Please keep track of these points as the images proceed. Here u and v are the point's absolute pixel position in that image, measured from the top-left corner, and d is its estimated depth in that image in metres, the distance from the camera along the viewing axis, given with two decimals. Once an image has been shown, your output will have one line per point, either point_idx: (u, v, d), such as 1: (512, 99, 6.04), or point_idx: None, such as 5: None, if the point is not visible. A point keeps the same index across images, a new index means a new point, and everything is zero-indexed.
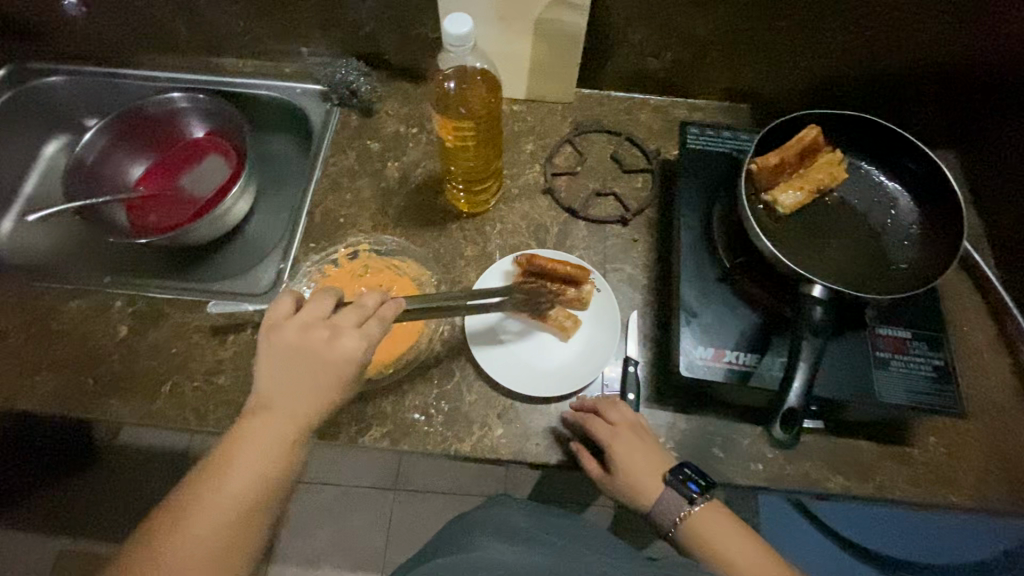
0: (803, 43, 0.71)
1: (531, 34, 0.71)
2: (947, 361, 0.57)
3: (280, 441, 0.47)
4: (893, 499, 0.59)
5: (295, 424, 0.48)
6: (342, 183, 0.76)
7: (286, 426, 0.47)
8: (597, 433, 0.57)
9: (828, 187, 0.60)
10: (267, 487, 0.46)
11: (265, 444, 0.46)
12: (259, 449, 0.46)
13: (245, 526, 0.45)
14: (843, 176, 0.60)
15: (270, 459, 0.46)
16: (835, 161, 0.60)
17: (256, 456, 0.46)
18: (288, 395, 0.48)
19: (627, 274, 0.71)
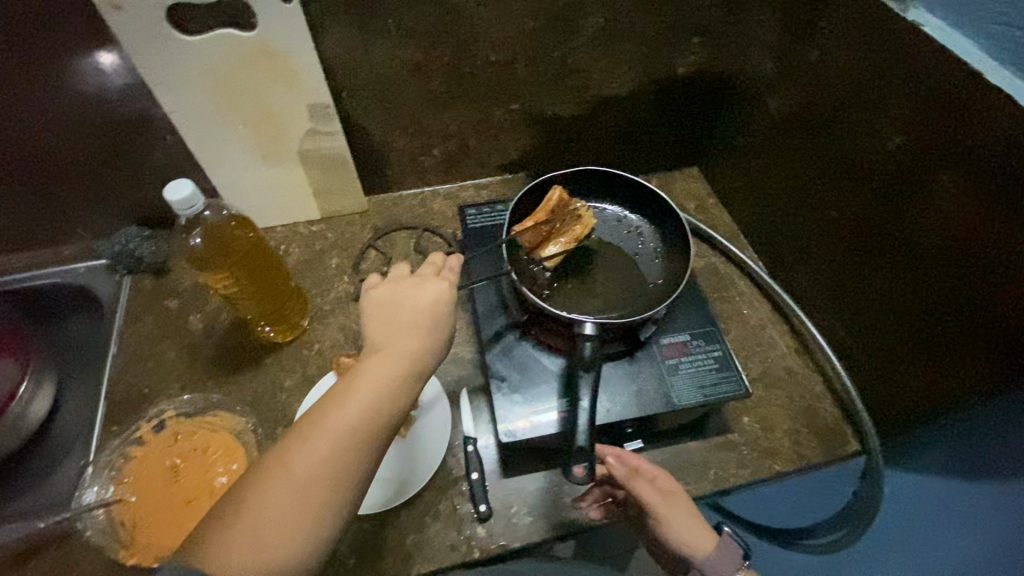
0: (542, 119, 0.80)
1: (299, 163, 0.76)
2: (723, 349, 0.64)
3: (389, 376, 0.48)
4: (731, 487, 0.63)
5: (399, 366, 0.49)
6: (143, 352, 0.72)
7: (391, 368, 0.48)
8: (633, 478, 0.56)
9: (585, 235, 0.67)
10: (382, 412, 0.46)
11: (371, 382, 0.47)
12: (360, 395, 0.46)
13: (326, 495, 0.43)
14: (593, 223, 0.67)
15: (371, 404, 0.46)
16: (586, 213, 0.67)
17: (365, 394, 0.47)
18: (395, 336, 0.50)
19: (451, 355, 0.73)
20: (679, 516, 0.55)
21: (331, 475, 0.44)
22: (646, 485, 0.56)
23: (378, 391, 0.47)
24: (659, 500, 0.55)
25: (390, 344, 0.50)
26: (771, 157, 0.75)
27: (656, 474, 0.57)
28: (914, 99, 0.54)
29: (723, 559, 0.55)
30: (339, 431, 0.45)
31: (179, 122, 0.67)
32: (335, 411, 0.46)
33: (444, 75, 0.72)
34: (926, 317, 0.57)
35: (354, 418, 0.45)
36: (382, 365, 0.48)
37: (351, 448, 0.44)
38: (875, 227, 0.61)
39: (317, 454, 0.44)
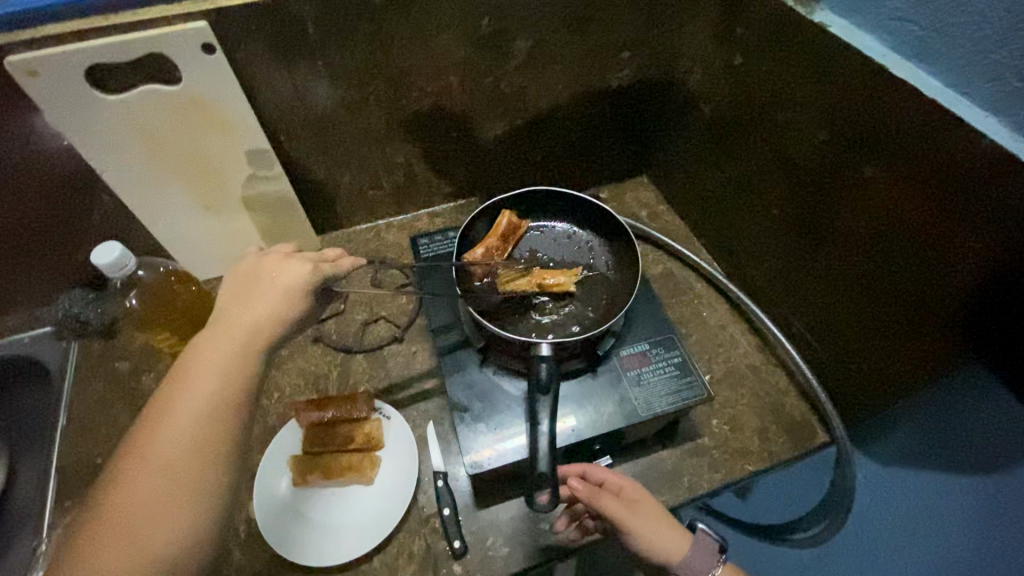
0: (486, 143, 0.81)
1: (244, 209, 0.75)
2: (683, 354, 0.64)
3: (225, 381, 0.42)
4: (706, 492, 0.63)
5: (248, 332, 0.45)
6: (94, 419, 0.70)
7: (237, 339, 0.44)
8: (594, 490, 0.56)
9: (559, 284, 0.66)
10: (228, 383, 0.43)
11: (202, 391, 0.42)
12: (189, 405, 0.41)
13: (176, 494, 0.39)
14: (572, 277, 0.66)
15: (204, 416, 0.41)
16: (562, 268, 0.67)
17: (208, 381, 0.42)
18: (223, 335, 0.44)
19: (415, 388, 0.72)
20: (649, 523, 0.55)
21: (173, 500, 0.39)
22: (611, 499, 0.55)
23: (212, 399, 0.42)
24: (626, 512, 0.54)
25: (216, 354, 0.44)
26: (711, 161, 0.77)
27: (615, 481, 0.58)
28: (830, 95, 0.56)
29: (700, 557, 0.55)
30: (170, 453, 0.40)
31: (112, 181, 0.66)
32: (160, 431, 0.40)
33: (380, 110, 0.72)
34: (871, 303, 0.58)
35: (186, 433, 0.40)
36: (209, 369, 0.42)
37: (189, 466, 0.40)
38: (813, 220, 0.63)
39: (146, 483, 0.39)
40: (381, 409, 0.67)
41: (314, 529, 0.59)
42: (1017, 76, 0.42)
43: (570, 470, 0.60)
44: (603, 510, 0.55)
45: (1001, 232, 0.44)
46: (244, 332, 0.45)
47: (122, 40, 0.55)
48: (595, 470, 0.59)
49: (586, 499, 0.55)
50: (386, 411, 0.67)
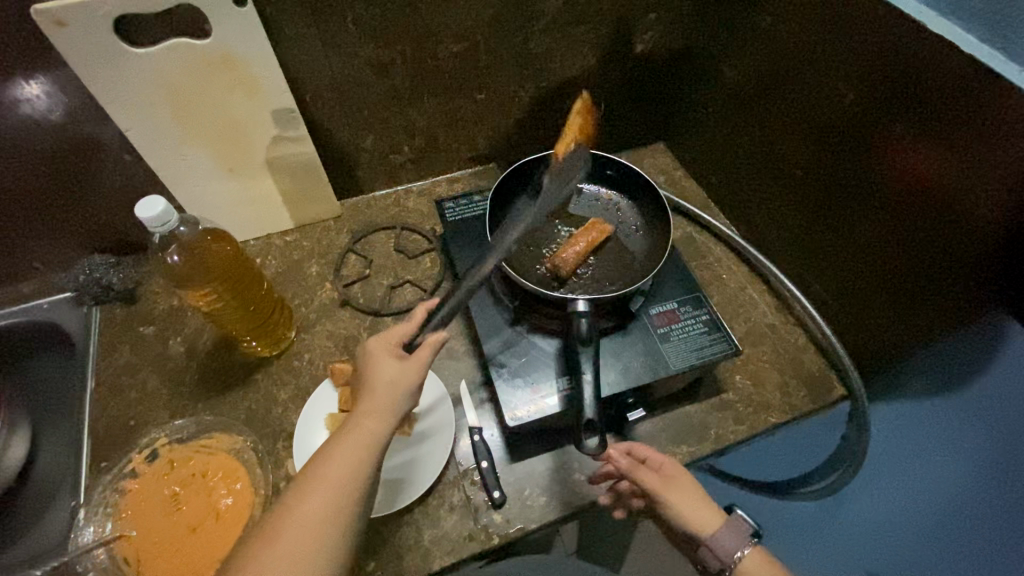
0: (507, 108, 0.81)
1: (268, 172, 0.74)
2: (710, 312, 0.66)
3: (359, 447, 0.47)
4: (731, 443, 0.66)
5: (374, 428, 0.48)
6: (122, 383, 0.69)
7: (363, 436, 0.47)
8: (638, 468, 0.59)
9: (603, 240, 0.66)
10: (358, 475, 0.45)
11: (319, 502, 0.43)
12: (305, 521, 0.42)
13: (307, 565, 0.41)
14: (609, 228, 0.67)
15: (315, 533, 0.42)
16: (599, 220, 0.68)
17: (338, 468, 0.45)
18: (335, 449, 0.46)
19: (444, 349, 0.72)
20: (682, 499, 0.58)
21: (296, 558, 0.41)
22: (650, 473, 0.59)
23: (325, 519, 0.43)
24: (661, 486, 0.58)
25: (362, 416, 0.49)
26: (733, 127, 0.78)
27: (663, 461, 0.60)
28: (860, 51, 0.57)
29: (730, 538, 0.56)
30: (316, 505, 0.43)
31: (135, 140, 0.65)
32: (318, 473, 0.45)
33: (406, 70, 0.71)
34: (894, 261, 0.60)
35: (335, 480, 0.44)
36: (322, 488, 0.44)
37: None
38: (839, 180, 0.64)
39: (282, 546, 0.41)
40: None
41: None
42: None
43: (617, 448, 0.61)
44: (641, 483, 0.59)
45: None
46: (387, 393, 0.50)
47: None
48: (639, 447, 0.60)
49: (625, 472, 0.59)
50: None
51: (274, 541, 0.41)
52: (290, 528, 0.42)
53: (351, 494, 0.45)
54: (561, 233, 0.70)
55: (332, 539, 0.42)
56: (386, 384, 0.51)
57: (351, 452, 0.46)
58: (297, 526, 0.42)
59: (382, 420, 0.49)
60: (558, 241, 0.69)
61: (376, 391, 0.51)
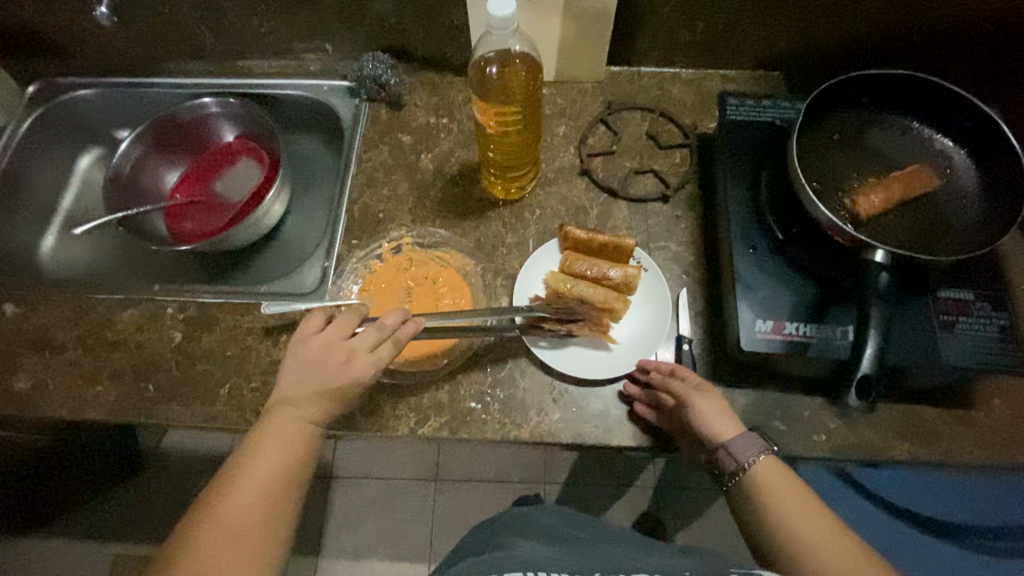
0: (837, 7, 0.70)
1: (562, 13, 0.70)
2: (1012, 321, 0.56)
3: (290, 441, 0.51)
4: (962, 464, 0.58)
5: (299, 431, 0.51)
6: (377, 178, 0.76)
7: (295, 433, 0.51)
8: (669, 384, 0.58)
9: (915, 195, 0.56)
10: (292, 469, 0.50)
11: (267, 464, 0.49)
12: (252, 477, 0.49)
13: (263, 518, 0.47)
14: (929, 182, 0.56)
15: (268, 502, 0.48)
16: (917, 172, 0.56)
17: (275, 454, 0.50)
18: (302, 408, 0.52)
19: (671, 252, 0.69)
20: (711, 409, 0.56)
21: (241, 530, 0.46)
22: (679, 383, 0.58)
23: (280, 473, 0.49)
24: (690, 392, 0.56)
25: (301, 400, 0.52)
26: None
27: (691, 374, 0.58)
28: None
29: (749, 441, 0.53)
30: (260, 480, 0.49)
31: None
32: (260, 454, 0.50)
33: None
34: None
35: (272, 468, 0.49)
36: (286, 443, 0.50)
37: (274, 502, 0.48)
38: None
39: (257, 488, 0.48)
40: (639, 259, 0.67)
41: (554, 337, 0.63)
42: None
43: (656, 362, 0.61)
44: (669, 393, 0.57)
45: None
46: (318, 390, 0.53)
47: None
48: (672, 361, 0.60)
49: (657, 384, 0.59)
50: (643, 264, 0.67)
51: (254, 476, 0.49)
52: (235, 496, 0.48)
53: (282, 481, 0.49)
54: (869, 170, 0.58)
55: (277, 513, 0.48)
56: (310, 382, 0.53)
57: (281, 445, 0.50)
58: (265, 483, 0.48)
59: (307, 418, 0.52)
60: (859, 183, 0.58)
61: (311, 382, 0.53)
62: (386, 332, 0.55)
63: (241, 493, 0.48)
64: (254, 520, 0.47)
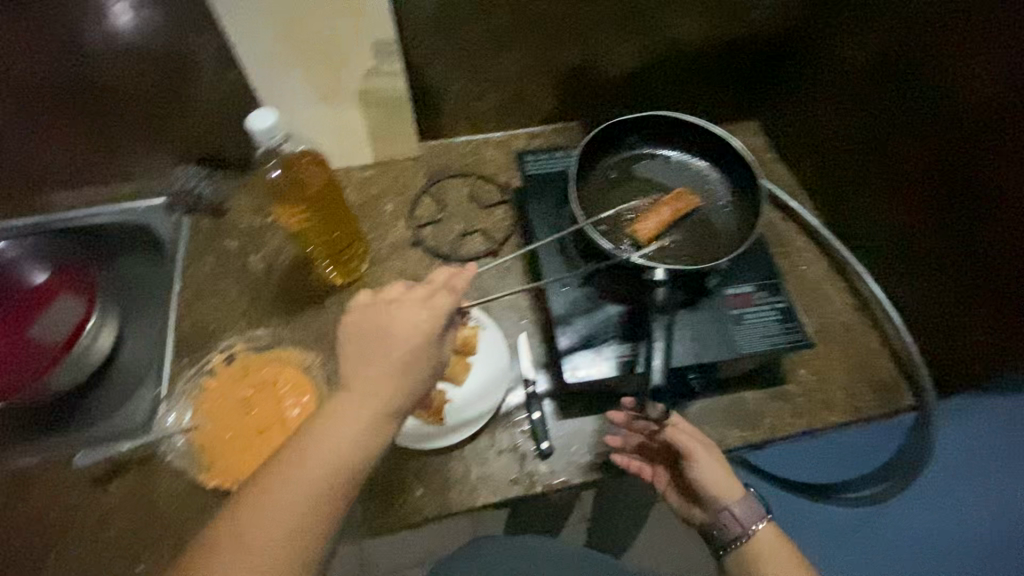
0: (600, 65, 0.79)
1: (357, 103, 0.75)
2: (786, 301, 0.64)
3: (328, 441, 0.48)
4: (786, 435, 0.65)
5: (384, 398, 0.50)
6: (206, 289, 0.74)
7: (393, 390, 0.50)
8: (676, 438, 0.59)
9: (685, 212, 0.64)
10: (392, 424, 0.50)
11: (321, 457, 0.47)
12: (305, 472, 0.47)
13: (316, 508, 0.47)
14: (694, 199, 0.64)
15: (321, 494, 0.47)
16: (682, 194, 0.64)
17: (322, 456, 0.47)
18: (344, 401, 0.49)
19: (507, 301, 0.73)
20: (714, 468, 0.59)
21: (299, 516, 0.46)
22: (682, 434, 0.59)
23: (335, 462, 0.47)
24: (697, 448, 0.59)
25: (371, 376, 0.50)
26: (844, 112, 0.73)
27: (686, 426, 0.60)
28: (998, 47, 0.52)
29: (751, 508, 0.59)
30: (312, 477, 0.47)
31: (242, 56, 0.67)
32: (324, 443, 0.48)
33: (510, 9, 0.70)
34: (1006, 279, 0.56)
35: (343, 443, 0.48)
36: (329, 443, 0.47)
37: (321, 498, 0.47)
38: (950, 190, 0.60)
39: (288, 498, 0.46)
40: (477, 319, 0.70)
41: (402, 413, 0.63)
42: None
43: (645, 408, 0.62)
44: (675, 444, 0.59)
45: None
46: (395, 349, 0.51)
47: None
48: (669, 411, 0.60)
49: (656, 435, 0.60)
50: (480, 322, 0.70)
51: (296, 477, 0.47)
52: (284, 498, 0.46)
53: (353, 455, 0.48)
54: (646, 196, 0.67)
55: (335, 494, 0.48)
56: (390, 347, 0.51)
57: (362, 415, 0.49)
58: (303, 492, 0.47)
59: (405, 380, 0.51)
60: (648, 203, 0.65)
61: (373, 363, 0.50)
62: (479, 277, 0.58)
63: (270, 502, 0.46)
64: (293, 513, 0.46)
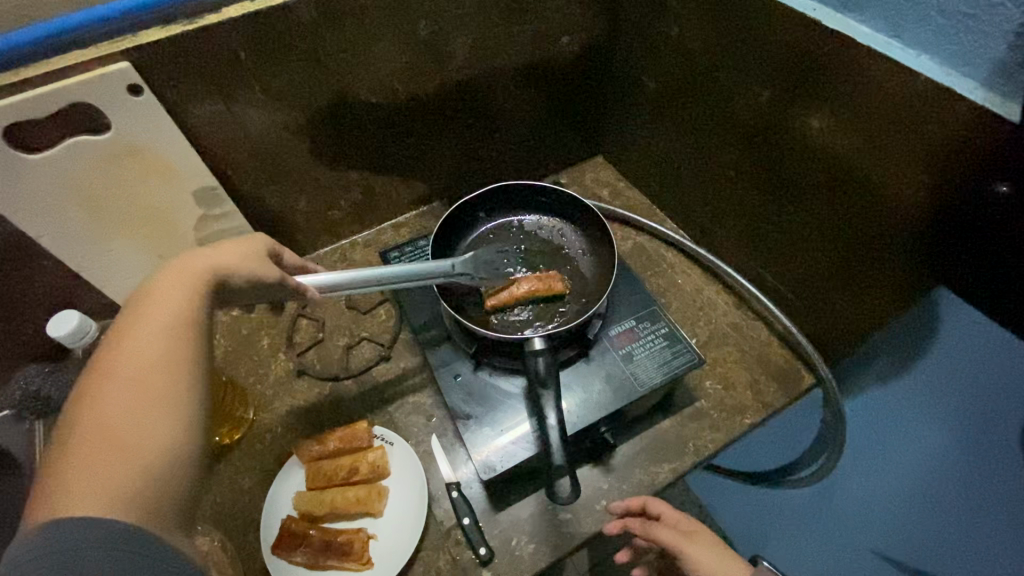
0: (438, 149, 0.80)
1: (200, 251, 0.71)
2: (669, 324, 0.66)
3: (181, 302, 0.39)
4: (712, 453, 0.65)
5: (182, 295, 0.40)
6: None
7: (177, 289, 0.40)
8: (664, 537, 0.58)
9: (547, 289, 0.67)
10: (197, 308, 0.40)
11: (158, 308, 0.38)
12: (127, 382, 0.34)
13: (163, 400, 0.34)
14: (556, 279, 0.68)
15: (157, 382, 0.35)
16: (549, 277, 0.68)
17: (142, 341, 0.36)
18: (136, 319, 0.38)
19: (411, 404, 0.70)
20: (707, 555, 0.58)
21: (141, 407, 0.33)
22: (665, 529, 0.59)
23: (174, 311, 0.39)
24: (682, 540, 0.58)
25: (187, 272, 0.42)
26: (669, 132, 0.77)
27: (670, 521, 0.60)
28: (765, 53, 0.58)
29: None
30: (128, 377, 0.34)
31: (51, 247, 0.62)
32: (118, 351, 0.35)
33: (328, 128, 0.70)
34: (838, 244, 0.60)
35: (147, 340, 0.36)
36: (129, 348, 0.36)
37: (169, 388, 0.35)
38: (772, 178, 0.65)
39: (115, 402, 0.33)
40: (383, 435, 0.65)
41: (323, 569, 0.57)
42: (942, 13, 0.45)
43: (631, 504, 0.59)
44: (661, 541, 0.58)
45: (947, 160, 0.46)
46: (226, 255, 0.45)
47: (42, 92, 0.52)
48: (653, 503, 0.59)
49: (644, 535, 0.58)
50: (388, 437, 0.65)
51: (106, 394, 0.33)
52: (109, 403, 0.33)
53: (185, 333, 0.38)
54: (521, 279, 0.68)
55: (184, 379, 0.36)
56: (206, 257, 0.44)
57: (164, 304, 0.39)
58: (123, 398, 0.33)
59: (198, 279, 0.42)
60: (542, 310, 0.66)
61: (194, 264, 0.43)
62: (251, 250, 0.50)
63: (122, 356, 0.35)
64: (152, 399, 0.34)
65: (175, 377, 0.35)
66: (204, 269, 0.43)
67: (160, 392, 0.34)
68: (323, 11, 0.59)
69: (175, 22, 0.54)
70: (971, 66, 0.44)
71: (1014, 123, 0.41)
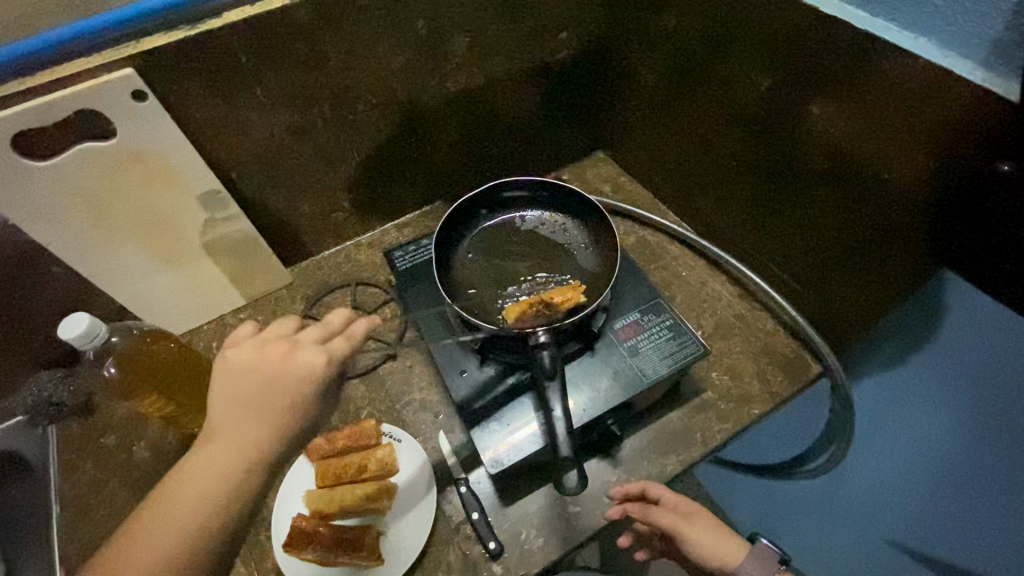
0: (439, 148, 0.81)
1: (207, 256, 0.72)
2: (673, 316, 0.66)
3: (232, 459, 0.41)
4: (719, 444, 0.65)
5: (239, 450, 0.42)
6: (90, 502, 0.66)
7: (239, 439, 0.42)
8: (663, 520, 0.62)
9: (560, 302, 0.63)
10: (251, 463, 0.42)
11: (214, 461, 0.41)
12: (182, 502, 0.40)
13: (182, 562, 0.39)
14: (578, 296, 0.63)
15: (181, 545, 0.39)
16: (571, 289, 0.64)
17: (191, 493, 0.40)
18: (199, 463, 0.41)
19: (418, 401, 0.70)
20: (705, 533, 0.64)
21: (161, 564, 0.39)
22: (666, 513, 0.62)
23: (223, 469, 0.41)
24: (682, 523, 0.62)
25: (257, 413, 0.43)
26: (670, 125, 0.77)
27: (669, 502, 0.63)
28: (762, 43, 0.58)
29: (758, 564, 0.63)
30: (166, 529, 0.39)
31: (59, 253, 0.63)
32: (175, 493, 0.40)
33: (330, 130, 0.70)
34: (841, 231, 0.60)
35: (195, 498, 0.40)
36: (182, 501, 0.40)
37: (190, 553, 0.39)
38: (773, 168, 0.65)
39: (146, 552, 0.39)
40: (390, 433, 0.65)
41: (334, 565, 0.57)
42: None
43: (632, 490, 0.61)
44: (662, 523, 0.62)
45: (949, 143, 0.46)
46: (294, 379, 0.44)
47: (49, 100, 0.52)
48: (654, 488, 0.60)
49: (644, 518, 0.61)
50: (396, 434, 0.66)
51: (150, 538, 0.39)
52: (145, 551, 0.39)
53: (227, 497, 0.40)
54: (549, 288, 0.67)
55: (206, 545, 0.40)
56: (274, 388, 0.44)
57: (219, 459, 0.41)
58: (156, 552, 0.39)
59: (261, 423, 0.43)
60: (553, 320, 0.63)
61: (259, 399, 0.43)
62: (333, 330, 0.48)
63: (173, 504, 0.40)
64: (171, 561, 0.39)
65: (197, 544, 0.39)
66: (277, 392, 0.43)
67: (177, 551, 0.39)
68: (321, 13, 0.59)
69: (176, 30, 0.55)
70: (970, 48, 0.44)
71: (1014, 103, 0.41)
